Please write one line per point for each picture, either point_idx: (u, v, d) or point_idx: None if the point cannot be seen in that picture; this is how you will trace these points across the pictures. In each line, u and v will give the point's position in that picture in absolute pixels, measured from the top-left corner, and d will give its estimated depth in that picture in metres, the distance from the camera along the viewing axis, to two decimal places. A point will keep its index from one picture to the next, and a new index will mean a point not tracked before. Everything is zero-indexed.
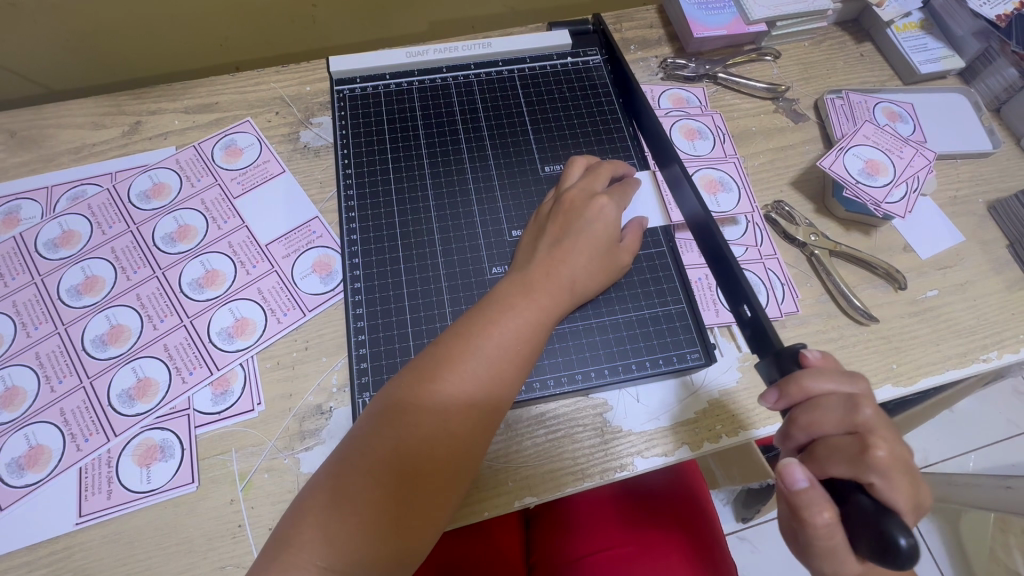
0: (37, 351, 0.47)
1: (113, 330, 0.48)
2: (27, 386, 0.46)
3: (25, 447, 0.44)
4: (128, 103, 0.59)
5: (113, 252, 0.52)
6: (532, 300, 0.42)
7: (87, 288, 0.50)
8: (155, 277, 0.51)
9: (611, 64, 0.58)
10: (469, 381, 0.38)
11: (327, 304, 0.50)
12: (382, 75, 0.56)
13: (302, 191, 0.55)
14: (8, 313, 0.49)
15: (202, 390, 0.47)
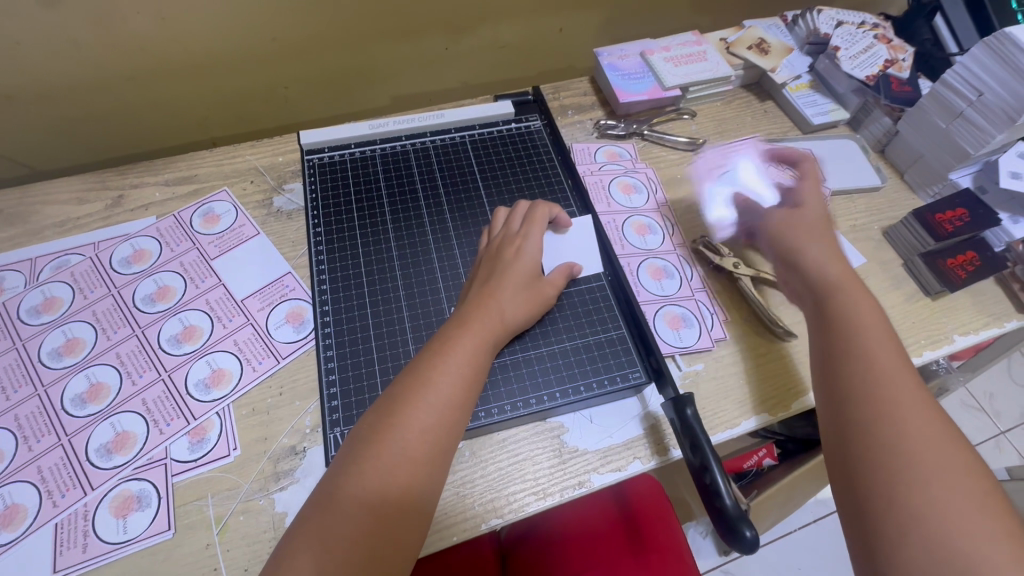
0: (17, 414, 0.49)
1: (92, 388, 0.51)
2: (4, 447, 0.48)
3: (0, 507, 0.45)
4: (113, 178, 0.65)
5: (93, 315, 0.55)
6: (484, 333, 0.47)
7: (68, 350, 0.53)
8: (135, 336, 0.54)
9: (550, 127, 0.67)
10: (423, 407, 0.42)
11: (300, 351, 0.54)
12: (347, 144, 0.63)
13: (275, 250, 0.60)
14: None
15: (179, 440, 0.49)
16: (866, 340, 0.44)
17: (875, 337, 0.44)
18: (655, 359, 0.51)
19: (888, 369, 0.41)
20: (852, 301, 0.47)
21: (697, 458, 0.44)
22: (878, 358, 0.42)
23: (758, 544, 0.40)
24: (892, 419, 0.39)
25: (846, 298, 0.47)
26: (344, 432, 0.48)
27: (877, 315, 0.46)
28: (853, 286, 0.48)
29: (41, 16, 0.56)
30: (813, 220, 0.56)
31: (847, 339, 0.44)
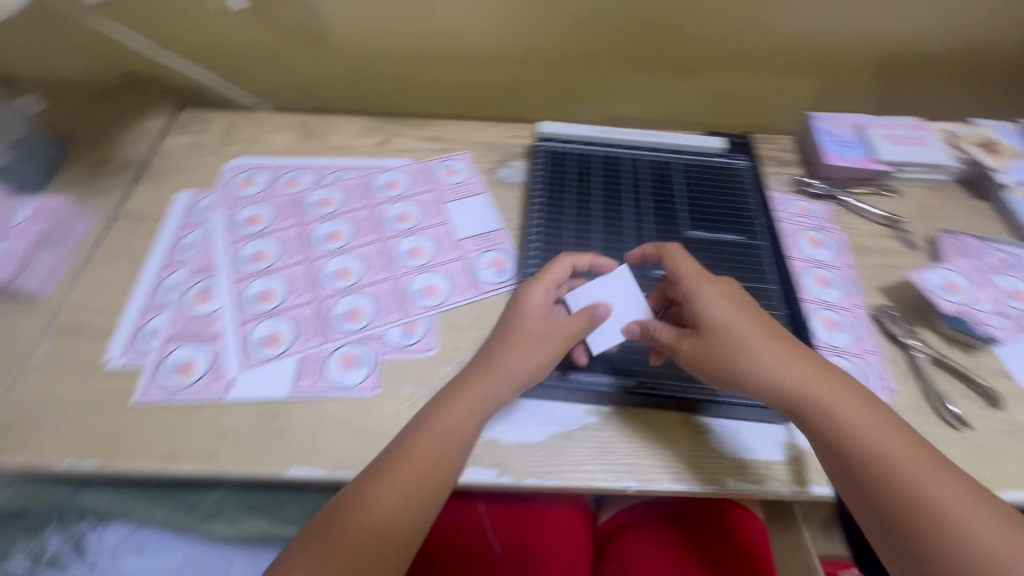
0: (291, 271, 0.65)
1: (344, 270, 0.65)
2: (279, 291, 0.63)
3: (268, 332, 0.60)
4: (384, 125, 0.82)
5: (353, 219, 0.70)
6: (456, 393, 0.53)
7: (333, 238, 0.68)
8: (379, 242, 0.68)
9: (755, 169, 0.72)
10: (358, 528, 0.46)
11: (497, 291, 0.64)
12: (574, 140, 0.73)
13: (494, 209, 0.72)
14: (276, 241, 0.67)
15: (395, 328, 0.61)
16: (884, 455, 0.46)
17: (886, 440, 0.46)
18: None
19: (900, 467, 0.45)
20: (830, 409, 0.48)
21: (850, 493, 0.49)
22: (888, 463, 0.46)
23: None
24: (924, 515, 0.43)
25: (828, 395, 0.49)
26: None
27: (857, 403, 0.49)
28: (824, 387, 0.49)
29: None
30: (711, 320, 0.52)
31: (857, 451, 0.47)
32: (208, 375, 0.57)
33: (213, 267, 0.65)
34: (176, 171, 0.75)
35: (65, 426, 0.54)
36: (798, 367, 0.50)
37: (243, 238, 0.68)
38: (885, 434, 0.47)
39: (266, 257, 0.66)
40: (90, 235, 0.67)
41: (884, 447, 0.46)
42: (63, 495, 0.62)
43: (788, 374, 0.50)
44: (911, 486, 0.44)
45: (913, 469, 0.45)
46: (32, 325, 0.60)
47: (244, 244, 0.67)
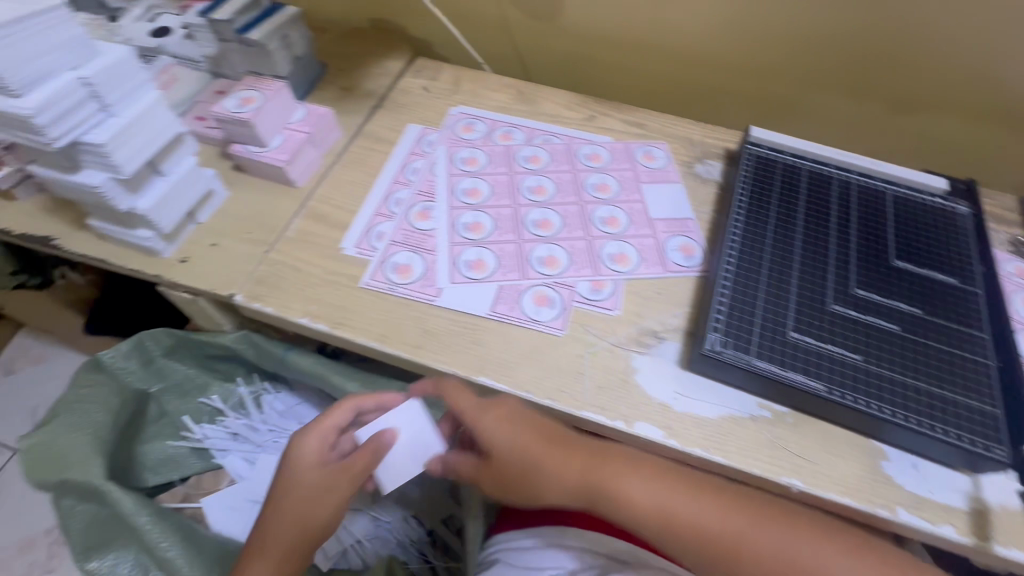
0: (498, 211, 0.72)
1: (544, 221, 0.71)
2: (486, 225, 0.70)
3: (475, 257, 0.67)
4: (591, 102, 0.87)
5: (557, 180, 0.76)
6: (279, 502, 0.57)
7: (537, 191, 0.74)
8: (578, 204, 0.73)
9: (977, 218, 0.68)
10: (289, 498, 0.57)
11: (683, 274, 0.67)
12: (783, 150, 0.73)
13: (688, 200, 0.75)
14: (488, 183, 0.75)
15: (585, 282, 0.66)
16: (628, 510, 0.51)
17: (672, 498, 0.51)
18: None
19: (704, 533, 0.49)
20: (605, 480, 0.52)
21: None
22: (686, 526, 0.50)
23: None
24: (735, 564, 0.48)
25: (623, 482, 0.52)
26: (721, 340, 0.57)
27: (643, 473, 0.52)
28: (609, 468, 0.53)
29: None
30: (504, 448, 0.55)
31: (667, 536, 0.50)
32: (422, 281, 0.65)
33: (434, 192, 0.73)
34: (407, 107, 0.85)
35: (304, 291, 0.64)
36: (579, 450, 0.55)
37: (460, 174, 0.76)
38: (642, 479, 0.52)
39: (478, 194, 0.73)
40: (338, 145, 0.79)
41: (697, 526, 0.49)
42: (278, 351, 0.71)
43: (643, 491, 0.51)
44: (749, 556, 0.48)
45: (694, 507, 0.50)
46: (288, 206, 0.72)
47: (461, 180, 0.75)
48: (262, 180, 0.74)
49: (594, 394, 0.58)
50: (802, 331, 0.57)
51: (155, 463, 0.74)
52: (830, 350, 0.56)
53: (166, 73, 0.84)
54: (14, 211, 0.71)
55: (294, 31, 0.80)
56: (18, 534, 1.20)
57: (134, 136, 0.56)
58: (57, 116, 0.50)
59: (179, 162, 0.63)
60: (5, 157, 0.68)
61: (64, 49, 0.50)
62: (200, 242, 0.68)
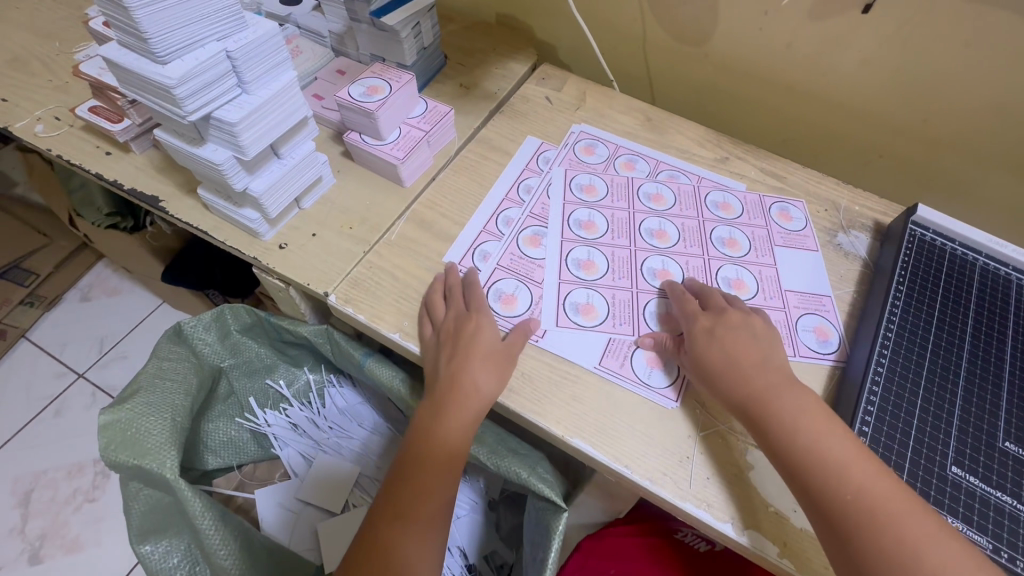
0: (613, 251, 0.65)
1: (663, 271, 0.64)
2: (599, 265, 0.64)
3: (584, 300, 0.61)
4: (726, 142, 0.79)
5: (680, 225, 0.69)
6: (468, 370, 0.53)
7: (658, 236, 0.67)
8: (702, 259, 0.66)
9: None
10: (451, 405, 0.53)
11: (814, 360, 0.59)
12: (954, 239, 0.63)
13: (826, 274, 0.66)
14: (605, 217, 0.68)
15: None
16: (789, 420, 0.47)
17: (830, 443, 0.45)
18: None
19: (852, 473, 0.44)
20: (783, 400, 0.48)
21: None
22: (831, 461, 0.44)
23: None
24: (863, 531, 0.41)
25: (783, 407, 0.48)
26: None
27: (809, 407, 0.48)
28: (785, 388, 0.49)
29: (802, 18, 0.71)
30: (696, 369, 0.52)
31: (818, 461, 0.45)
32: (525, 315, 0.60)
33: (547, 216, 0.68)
34: (528, 116, 0.79)
35: (399, 304, 0.60)
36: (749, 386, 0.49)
37: (576, 202, 0.69)
38: (808, 409, 0.47)
39: (594, 228, 0.67)
40: (451, 147, 0.74)
41: (844, 474, 0.44)
42: (357, 355, 0.68)
43: (802, 418, 0.47)
44: (885, 530, 0.41)
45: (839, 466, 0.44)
46: (393, 205, 0.68)
47: (576, 210, 0.69)
48: (371, 172, 0.71)
49: (700, 485, 0.51)
50: (962, 466, 0.49)
51: (218, 444, 0.74)
52: (996, 498, 0.47)
53: (291, 44, 0.82)
54: (128, 163, 0.71)
55: (426, 20, 0.76)
56: (70, 456, 1.24)
57: (264, 117, 0.53)
58: (194, 88, 0.47)
59: (298, 146, 0.60)
60: (129, 110, 0.67)
61: (214, 21, 0.47)
62: (301, 230, 0.65)
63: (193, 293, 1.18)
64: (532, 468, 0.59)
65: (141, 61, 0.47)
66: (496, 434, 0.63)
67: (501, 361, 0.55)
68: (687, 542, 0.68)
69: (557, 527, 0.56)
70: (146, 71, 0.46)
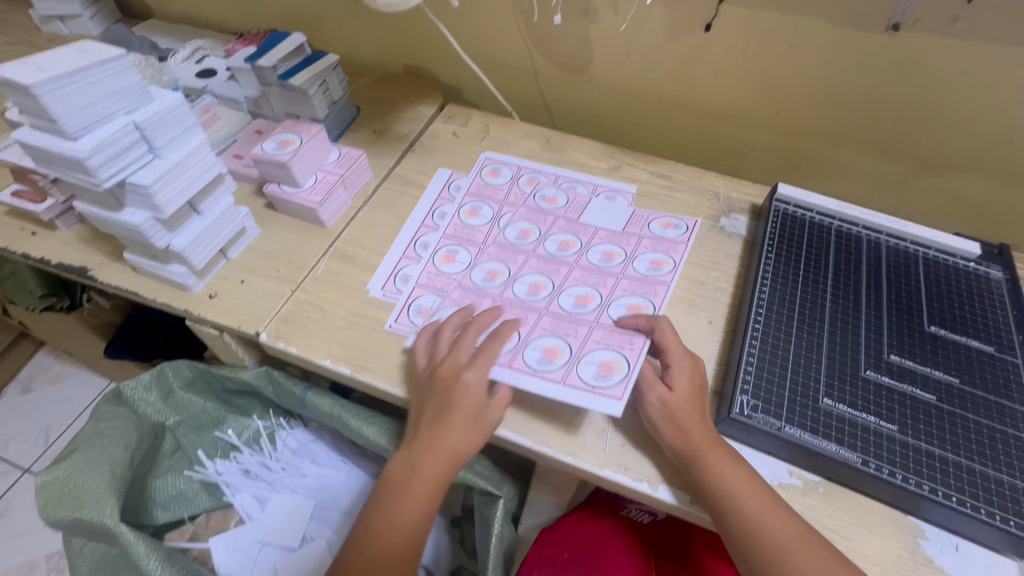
0: (541, 326, 0.63)
1: (581, 299, 0.66)
2: (558, 344, 0.61)
3: (596, 366, 0.58)
4: (617, 152, 0.88)
5: (534, 270, 0.69)
6: (447, 431, 0.55)
7: (537, 289, 0.67)
8: (574, 268, 0.70)
9: (1013, 285, 0.66)
10: (419, 464, 0.55)
11: (693, 233, 0.74)
12: (812, 209, 0.73)
13: (608, 208, 0.78)
14: (525, 336, 0.61)
15: (641, 265, 0.69)
16: (677, 433, 0.54)
17: (730, 472, 0.52)
18: None
19: (734, 484, 0.51)
20: (682, 417, 0.54)
21: None
22: (716, 471, 0.52)
23: None
24: (758, 549, 0.49)
25: (682, 423, 0.54)
26: (750, 403, 0.55)
27: (699, 419, 0.54)
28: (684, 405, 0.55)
29: (659, 40, 0.82)
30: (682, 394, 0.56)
31: (708, 475, 0.52)
32: (562, 368, 0.59)
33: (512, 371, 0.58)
34: (438, 152, 0.87)
35: (328, 332, 0.65)
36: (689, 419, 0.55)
37: (513, 356, 0.60)
38: (694, 424, 0.54)
39: (554, 358, 0.60)
40: (368, 187, 0.81)
41: (723, 480, 0.51)
42: (297, 391, 0.70)
43: (694, 429, 0.54)
44: (754, 522, 0.50)
45: (739, 496, 0.51)
46: (317, 245, 0.73)
47: (525, 361, 0.59)
48: (294, 219, 0.76)
49: (616, 451, 0.57)
50: (833, 396, 0.56)
51: (167, 498, 0.75)
52: (864, 418, 0.55)
53: (208, 112, 0.88)
54: (55, 240, 0.74)
55: (332, 77, 0.84)
56: (22, 555, 1.18)
57: (178, 177, 0.58)
58: (106, 158, 0.52)
59: (220, 200, 0.65)
60: (52, 189, 0.70)
61: (120, 98, 0.53)
62: (229, 278, 0.69)
63: (139, 365, 1.17)
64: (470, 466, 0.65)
65: (52, 139, 0.52)
66: None
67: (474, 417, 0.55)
68: (631, 516, 0.72)
69: (496, 514, 0.64)
70: (58, 148, 0.51)
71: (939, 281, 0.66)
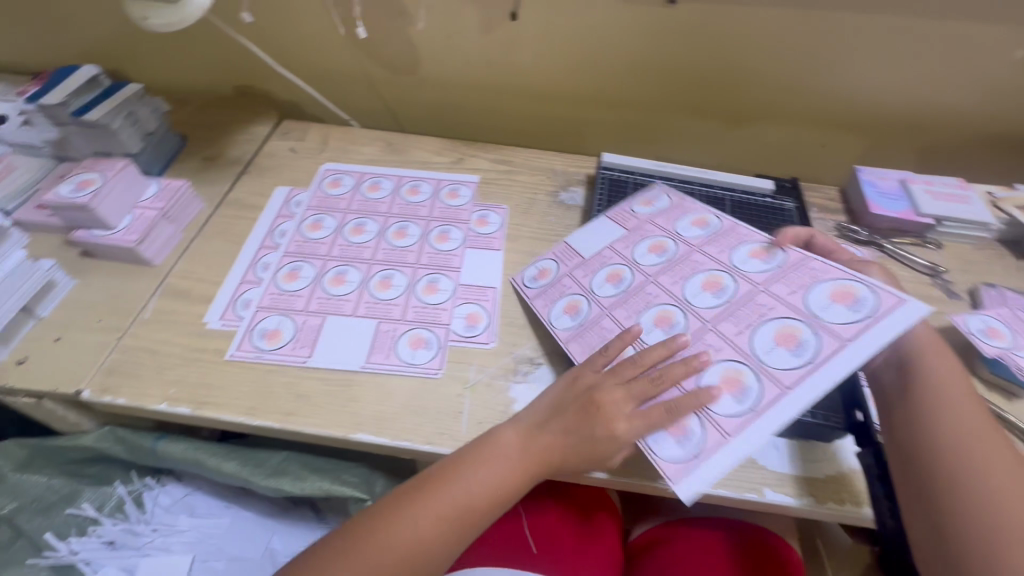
0: (710, 330, 0.57)
1: (709, 284, 0.61)
2: (794, 330, 0.54)
3: (787, 327, 0.55)
4: (459, 146, 0.90)
5: (635, 315, 0.61)
6: (592, 443, 0.52)
7: (473, 321, 0.67)
8: (649, 277, 0.64)
9: (801, 210, 0.76)
10: (519, 458, 0.53)
11: (673, 193, 0.74)
12: (633, 171, 0.80)
13: (574, 235, 0.73)
14: (749, 358, 0.54)
15: (693, 232, 0.68)
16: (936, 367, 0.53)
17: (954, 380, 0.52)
18: (863, 414, 0.56)
19: (954, 393, 0.51)
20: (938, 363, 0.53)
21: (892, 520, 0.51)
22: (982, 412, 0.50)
23: None
24: (948, 439, 0.49)
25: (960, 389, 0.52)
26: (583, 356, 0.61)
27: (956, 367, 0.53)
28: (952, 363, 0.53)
29: (478, 32, 0.86)
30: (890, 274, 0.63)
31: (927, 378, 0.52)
32: (823, 338, 0.53)
33: (792, 389, 0.51)
34: (276, 170, 0.85)
35: (163, 374, 0.61)
36: (961, 381, 0.52)
37: (708, 424, 0.51)
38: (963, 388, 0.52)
39: (744, 387, 0.52)
40: (200, 217, 0.77)
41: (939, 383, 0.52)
42: (145, 443, 0.65)
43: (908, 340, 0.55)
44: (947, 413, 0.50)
45: (942, 387, 0.51)
46: (144, 285, 0.68)
47: (783, 369, 0.52)
48: (116, 263, 0.70)
49: (473, 429, 0.58)
50: None
51: None
52: None
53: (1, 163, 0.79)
54: None
55: (141, 107, 0.79)
56: None
57: None
58: None
59: (7, 256, 0.64)
60: None
61: None
62: (42, 338, 0.63)
63: None
64: (335, 476, 0.64)
65: None
66: (302, 460, 0.65)
67: (596, 464, 0.52)
68: None
69: None
70: None
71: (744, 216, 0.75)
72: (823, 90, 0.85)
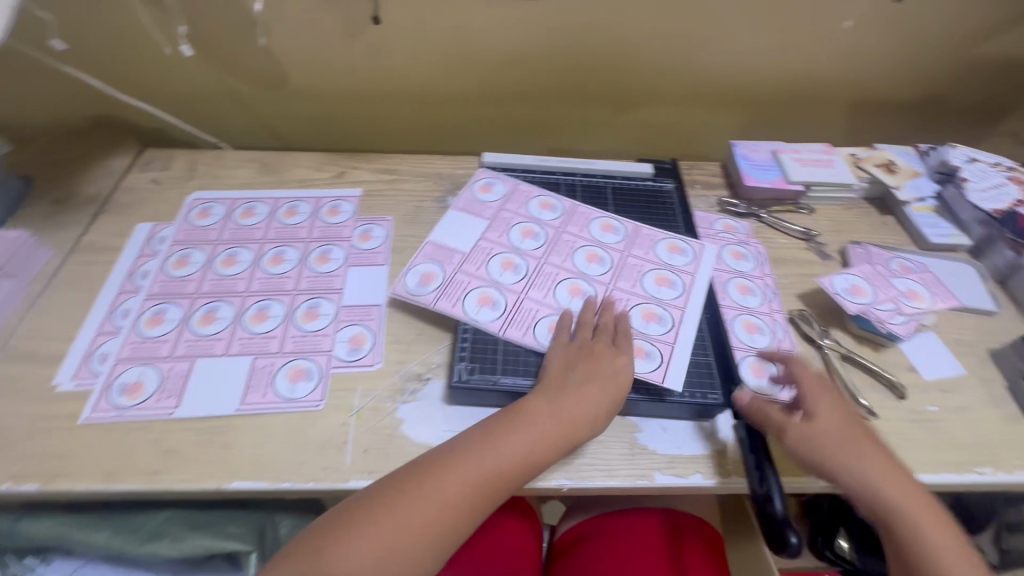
0: (614, 289, 0.65)
1: (590, 256, 0.68)
2: (664, 277, 0.67)
3: (663, 272, 0.68)
4: (339, 159, 0.87)
5: (550, 294, 0.64)
6: (601, 394, 0.56)
7: (355, 344, 0.64)
8: (538, 259, 0.67)
9: (679, 191, 0.78)
10: (545, 417, 0.54)
11: (505, 182, 0.76)
12: (515, 168, 0.79)
13: (436, 233, 0.69)
14: (652, 299, 0.65)
15: (544, 216, 0.72)
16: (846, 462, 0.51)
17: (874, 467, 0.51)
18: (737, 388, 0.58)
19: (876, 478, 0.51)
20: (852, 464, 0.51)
21: (761, 487, 0.52)
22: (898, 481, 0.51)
23: (800, 551, 0.49)
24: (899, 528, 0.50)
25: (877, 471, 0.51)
26: (468, 367, 0.59)
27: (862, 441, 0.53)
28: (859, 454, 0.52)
29: (341, 39, 0.82)
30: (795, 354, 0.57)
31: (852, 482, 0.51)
32: (687, 278, 0.67)
33: (687, 308, 0.64)
34: (137, 206, 0.78)
35: (6, 450, 0.55)
36: (867, 445, 0.53)
37: (659, 348, 0.61)
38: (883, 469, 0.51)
39: (660, 317, 0.63)
40: (48, 267, 0.70)
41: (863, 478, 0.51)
42: (3, 525, 0.59)
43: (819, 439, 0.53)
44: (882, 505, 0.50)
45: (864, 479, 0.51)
46: None
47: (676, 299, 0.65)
48: None
49: (359, 459, 0.55)
50: None
51: None
52: None
53: None
54: None
55: None
56: None
57: None
58: None
59: None
60: None
61: None
62: None
63: None
64: (220, 528, 0.61)
65: None
66: (185, 517, 0.61)
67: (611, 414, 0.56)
68: None
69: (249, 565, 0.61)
70: None
71: (624, 203, 0.76)
72: (693, 70, 0.88)
